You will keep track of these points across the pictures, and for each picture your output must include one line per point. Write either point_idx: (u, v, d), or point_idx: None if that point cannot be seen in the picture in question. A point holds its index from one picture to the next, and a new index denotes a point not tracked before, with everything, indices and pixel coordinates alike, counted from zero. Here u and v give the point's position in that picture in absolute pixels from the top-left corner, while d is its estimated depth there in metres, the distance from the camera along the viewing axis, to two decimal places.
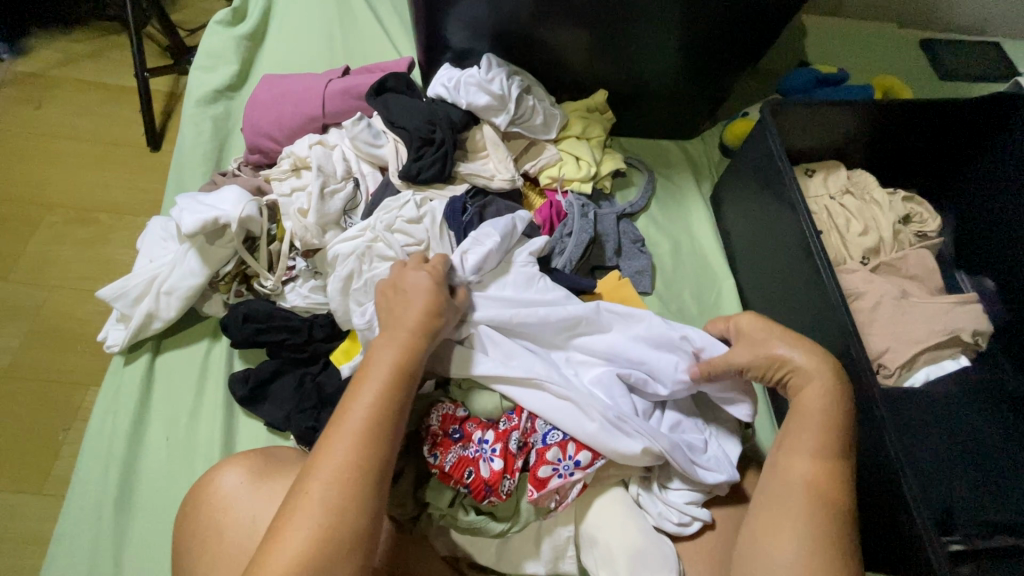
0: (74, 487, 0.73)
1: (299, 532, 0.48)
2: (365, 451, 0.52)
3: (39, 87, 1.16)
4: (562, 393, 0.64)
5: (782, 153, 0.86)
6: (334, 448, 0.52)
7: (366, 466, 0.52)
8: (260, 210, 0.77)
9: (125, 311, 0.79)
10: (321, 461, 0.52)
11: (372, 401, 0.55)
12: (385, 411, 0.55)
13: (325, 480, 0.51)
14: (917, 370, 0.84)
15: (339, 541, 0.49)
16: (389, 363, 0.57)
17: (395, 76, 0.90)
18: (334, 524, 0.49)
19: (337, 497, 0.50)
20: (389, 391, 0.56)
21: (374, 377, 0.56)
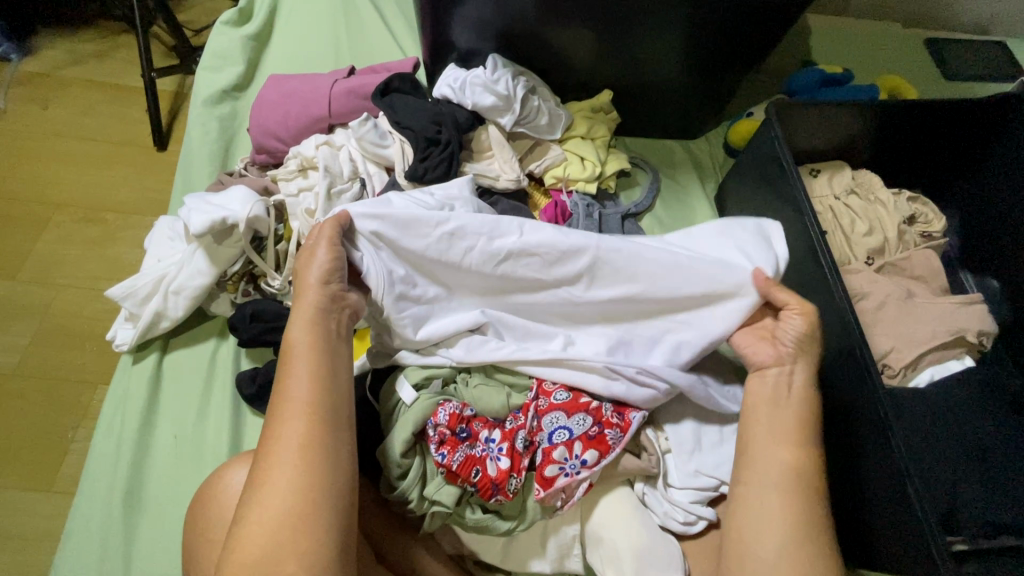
0: (84, 485, 0.73)
1: (259, 519, 0.50)
2: (311, 433, 0.54)
3: (46, 87, 1.17)
4: (582, 363, 0.67)
5: (787, 154, 0.86)
6: (280, 435, 0.54)
7: (315, 446, 0.53)
8: (267, 210, 0.78)
9: (134, 310, 0.79)
10: (271, 449, 0.54)
11: (309, 378, 0.57)
12: (322, 391, 0.56)
13: (279, 466, 0.52)
14: (922, 370, 0.84)
15: (301, 520, 0.50)
16: (313, 345, 0.59)
17: (400, 77, 0.91)
18: (293, 504, 0.51)
19: (293, 479, 0.51)
20: (323, 371, 0.57)
21: (301, 361, 0.58)
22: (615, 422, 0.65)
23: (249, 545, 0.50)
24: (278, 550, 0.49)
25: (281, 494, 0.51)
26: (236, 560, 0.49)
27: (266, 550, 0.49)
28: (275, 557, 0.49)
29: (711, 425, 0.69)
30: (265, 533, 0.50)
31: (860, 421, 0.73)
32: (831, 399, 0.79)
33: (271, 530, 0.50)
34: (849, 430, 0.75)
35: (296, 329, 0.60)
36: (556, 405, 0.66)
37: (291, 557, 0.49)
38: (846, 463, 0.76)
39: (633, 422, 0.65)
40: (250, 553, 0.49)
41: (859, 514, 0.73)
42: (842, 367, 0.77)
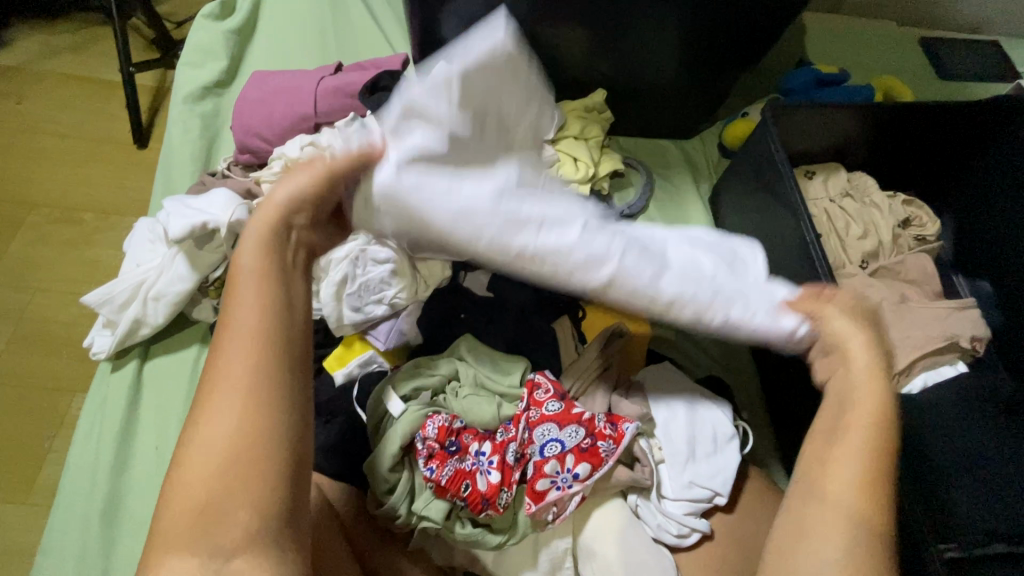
0: (61, 497, 0.71)
1: (203, 457, 0.44)
2: (254, 367, 0.46)
3: (20, 81, 1.13)
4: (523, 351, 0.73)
5: (783, 158, 0.86)
6: (227, 367, 0.46)
7: (261, 385, 0.45)
8: (251, 213, 0.75)
9: (111, 316, 0.76)
10: (213, 384, 0.46)
11: (254, 306, 0.48)
12: (273, 316, 0.48)
13: (222, 400, 0.45)
14: (915, 376, 0.83)
15: (248, 463, 0.43)
16: (265, 265, 0.50)
17: (388, 75, 0.88)
18: (234, 446, 0.44)
19: (239, 420, 0.44)
20: (275, 298, 0.49)
21: (247, 283, 0.49)
22: (608, 433, 0.63)
23: (190, 489, 0.43)
24: (222, 493, 0.42)
25: (220, 435, 0.44)
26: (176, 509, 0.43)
27: (212, 495, 0.42)
28: (224, 503, 0.42)
29: (706, 435, 0.67)
30: (208, 476, 0.43)
31: None
32: None
33: (205, 478, 0.43)
34: None
35: (249, 247, 0.50)
36: (548, 417, 0.64)
37: (242, 507, 0.42)
38: None
39: (626, 433, 0.63)
40: (192, 500, 0.43)
41: None
42: None
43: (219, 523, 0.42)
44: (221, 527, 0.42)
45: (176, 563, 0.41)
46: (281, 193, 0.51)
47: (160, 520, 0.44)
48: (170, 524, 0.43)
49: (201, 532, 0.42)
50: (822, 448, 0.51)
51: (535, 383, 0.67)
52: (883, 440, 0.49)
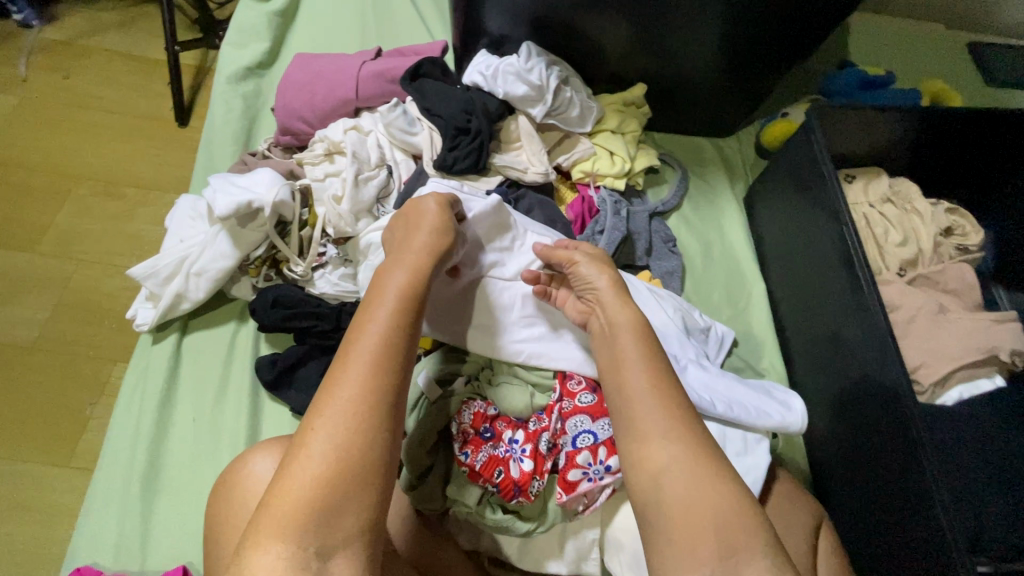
0: (103, 461, 0.73)
1: (320, 457, 0.45)
2: (376, 378, 0.49)
3: (68, 56, 1.15)
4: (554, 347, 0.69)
5: (827, 159, 0.84)
6: (352, 377, 0.49)
7: (384, 402, 0.49)
8: (293, 194, 0.76)
9: (155, 290, 0.78)
10: (338, 388, 0.48)
11: (385, 327, 0.52)
12: (402, 338, 0.52)
13: (347, 400, 0.48)
14: (951, 388, 0.82)
15: (364, 472, 0.46)
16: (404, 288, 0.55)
17: (430, 61, 0.88)
18: (356, 455, 0.46)
19: (361, 430, 0.47)
20: (408, 323, 0.53)
21: (391, 300, 0.54)
22: None
23: (306, 479, 0.45)
24: (337, 495, 0.45)
25: (341, 438, 0.46)
26: (284, 500, 0.44)
27: (328, 500, 0.44)
28: (337, 508, 0.44)
29: (735, 438, 0.69)
30: (324, 476, 0.45)
31: (887, 439, 0.73)
32: (858, 410, 0.78)
33: (322, 478, 0.45)
34: (876, 449, 0.75)
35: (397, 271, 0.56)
36: (581, 408, 0.65)
37: (353, 513, 0.45)
38: (873, 479, 0.75)
39: None
40: (307, 492, 0.44)
41: (884, 529, 0.73)
42: (868, 384, 0.76)
43: (330, 525, 0.44)
44: (332, 528, 0.44)
45: (278, 550, 0.42)
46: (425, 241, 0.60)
47: (270, 505, 0.44)
48: (283, 509, 0.44)
49: (312, 531, 0.43)
50: (633, 402, 0.52)
51: (567, 375, 0.68)
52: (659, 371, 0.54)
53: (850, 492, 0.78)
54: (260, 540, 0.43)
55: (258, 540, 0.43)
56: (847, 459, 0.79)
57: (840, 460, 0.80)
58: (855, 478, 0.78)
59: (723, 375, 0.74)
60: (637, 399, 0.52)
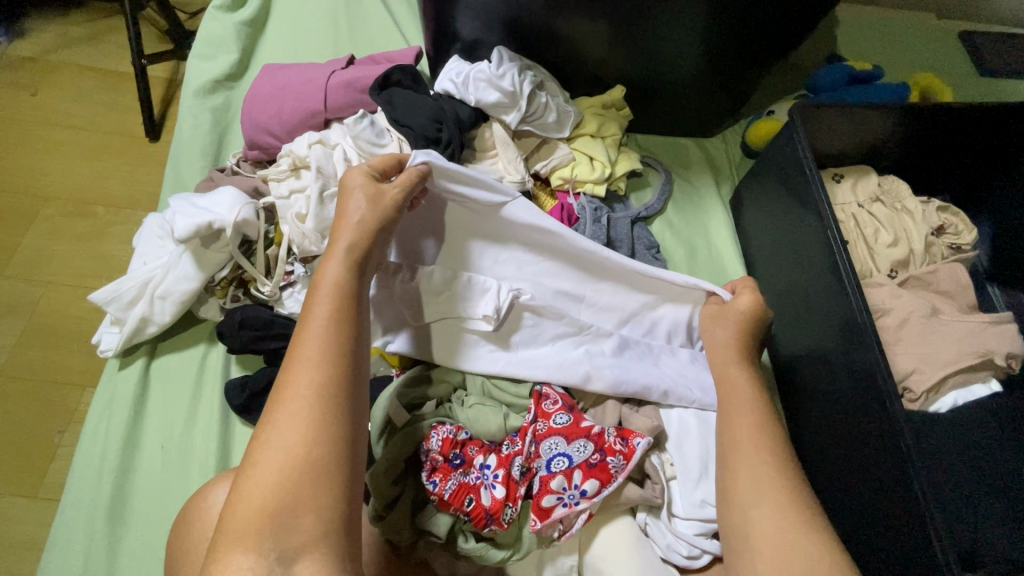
0: (69, 491, 0.71)
1: (274, 460, 0.46)
2: (321, 372, 0.49)
3: (35, 73, 1.12)
4: (534, 363, 0.68)
5: (810, 160, 0.81)
6: (297, 377, 0.49)
7: (329, 392, 0.49)
8: (257, 212, 0.74)
9: (118, 315, 0.75)
10: (285, 391, 0.49)
11: (324, 320, 0.52)
12: (343, 326, 0.52)
13: (291, 399, 0.48)
14: (944, 394, 0.78)
15: (314, 472, 0.46)
16: (341, 277, 0.55)
17: (399, 70, 0.86)
18: (308, 452, 0.46)
19: (311, 428, 0.47)
20: (347, 312, 0.53)
21: (326, 292, 0.54)
22: (618, 449, 0.61)
23: (259, 484, 0.45)
24: (291, 497, 0.45)
25: (291, 438, 0.47)
26: (243, 507, 0.45)
27: (283, 502, 0.44)
28: (292, 510, 0.44)
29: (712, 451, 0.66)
30: (279, 479, 0.45)
31: (876, 451, 0.70)
32: (846, 420, 0.75)
33: (276, 479, 0.45)
34: (865, 460, 0.72)
35: (332, 264, 0.56)
36: (556, 430, 0.62)
37: (309, 510, 0.45)
38: (863, 492, 0.72)
39: (638, 449, 0.61)
40: (259, 501, 0.45)
41: (876, 545, 0.70)
42: (857, 393, 0.73)
43: (288, 527, 0.44)
44: (292, 529, 0.44)
45: (241, 560, 0.43)
46: (352, 223, 0.58)
47: (233, 515, 0.45)
48: (243, 516, 0.44)
49: (265, 541, 0.43)
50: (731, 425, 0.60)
51: (542, 394, 0.66)
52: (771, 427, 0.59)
53: (841, 505, 0.76)
54: (223, 550, 0.43)
55: (221, 549, 0.43)
56: (836, 469, 0.77)
57: (830, 471, 0.78)
58: (845, 489, 0.75)
59: (696, 363, 0.73)
60: (732, 424, 0.59)
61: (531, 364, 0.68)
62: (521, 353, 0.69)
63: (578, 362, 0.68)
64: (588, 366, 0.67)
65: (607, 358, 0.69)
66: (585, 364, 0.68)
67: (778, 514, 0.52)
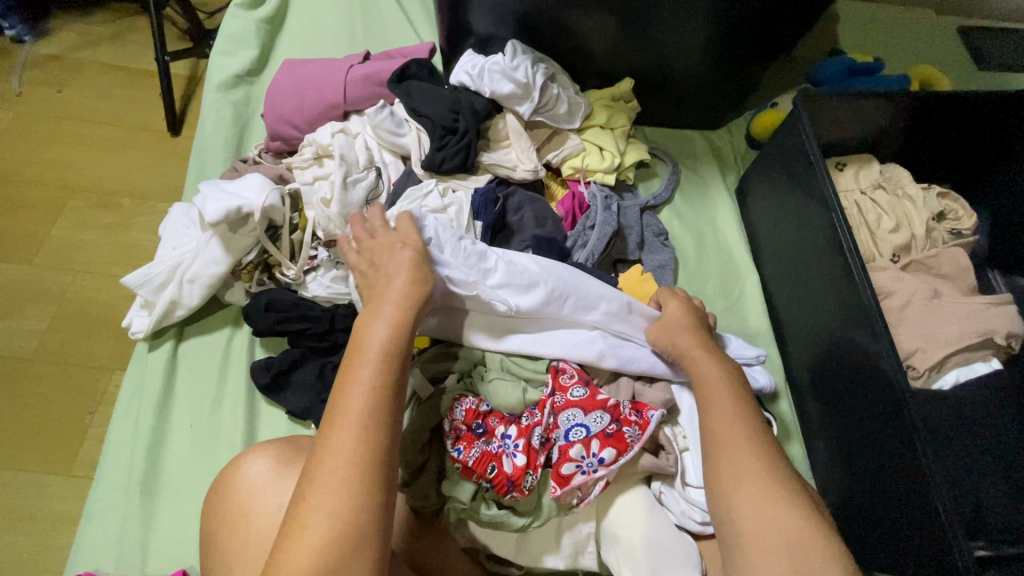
0: (102, 471, 0.74)
1: (315, 530, 0.47)
2: (365, 442, 0.50)
3: (59, 70, 1.16)
4: (549, 342, 0.70)
5: (815, 147, 0.84)
6: (339, 444, 0.50)
7: (374, 462, 0.50)
8: (283, 198, 0.77)
9: (149, 298, 0.79)
10: (328, 455, 0.50)
11: (370, 387, 0.53)
12: (388, 393, 0.53)
13: (333, 466, 0.49)
14: (947, 372, 0.81)
15: (354, 539, 0.47)
16: (388, 342, 0.56)
17: (417, 63, 0.89)
18: (347, 522, 0.48)
19: (351, 496, 0.48)
20: (393, 380, 0.54)
21: (373, 356, 0.55)
22: (633, 420, 0.64)
23: (301, 554, 0.46)
24: (335, 558, 0.46)
25: (331, 508, 0.48)
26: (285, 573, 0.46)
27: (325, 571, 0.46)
28: None
29: None
30: (320, 548, 0.46)
31: (880, 425, 0.73)
32: (852, 397, 0.78)
33: (318, 548, 0.46)
34: (871, 435, 0.74)
35: (377, 328, 0.57)
36: (574, 402, 0.65)
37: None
38: (868, 466, 0.75)
39: (651, 420, 0.64)
40: (301, 566, 0.46)
41: (882, 516, 0.72)
42: (862, 370, 0.76)
43: None
44: None
45: None
46: (399, 289, 0.60)
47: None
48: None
49: None
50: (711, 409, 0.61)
51: (559, 369, 0.69)
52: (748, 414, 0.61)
53: (847, 479, 0.78)
54: None
55: None
56: (846, 446, 0.78)
57: (837, 448, 0.80)
58: (851, 464, 0.77)
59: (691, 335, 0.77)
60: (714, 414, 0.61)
61: (547, 344, 0.70)
62: (534, 333, 0.71)
63: (591, 341, 0.70)
64: (601, 346, 0.70)
65: (616, 336, 0.72)
66: (597, 342, 0.70)
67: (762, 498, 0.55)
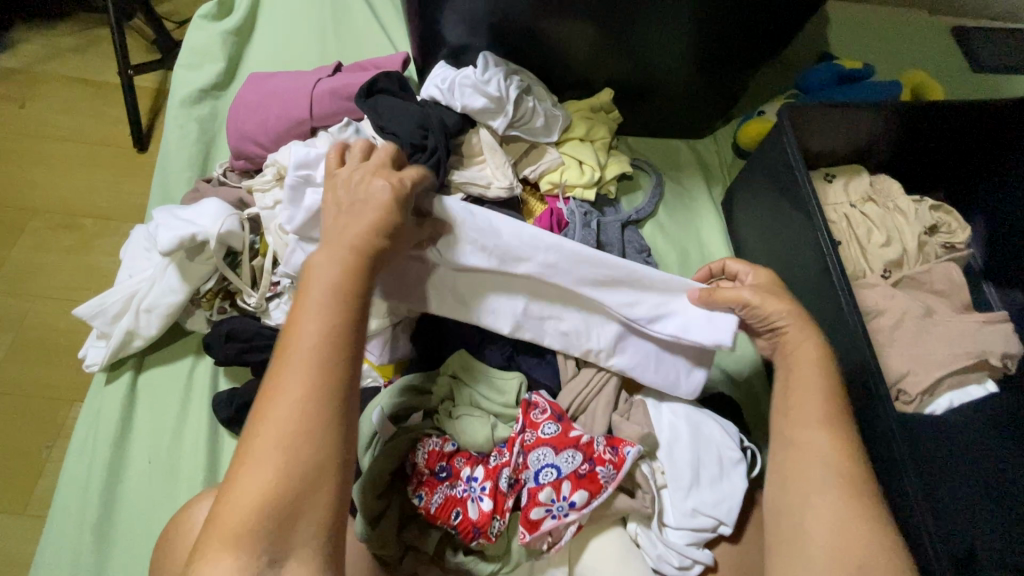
0: (55, 512, 0.70)
1: (257, 475, 0.44)
2: (313, 382, 0.47)
3: (22, 85, 1.12)
4: (496, 309, 0.68)
5: (798, 160, 0.81)
6: (285, 382, 0.47)
7: (320, 396, 0.47)
8: (242, 223, 0.73)
9: (104, 329, 0.75)
10: (272, 392, 0.47)
11: (318, 325, 0.49)
12: (339, 330, 0.49)
13: (277, 404, 0.46)
14: (939, 396, 0.79)
15: (298, 483, 0.45)
16: (336, 285, 0.51)
17: (386, 76, 0.85)
18: (292, 463, 0.45)
19: (296, 434, 0.45)
20: (341, 310, 0.50)
21: (320, 294, 0.50)
22: (608, 458, 0.60)
23: (243, 497, 0.44)
24: (277, 504, 0.44)
25: (274, 447, 0.45)
26: (223, 525, 0.43)
27: (267, 516, 0.43)
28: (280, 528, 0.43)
29: (706, 463, 0.64)
30: (263, 495, 0.44)
31: (869, 456, 0.69)
32: None
33: (259, 490, 0.44)
34: None
35: (325, 267, 0.52)
36: (545, 440, 0.61)
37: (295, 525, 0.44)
38: None
39: (628, 458, 0.60)
40: (240, 514, 0.43)
41: None
42: (851, 398, 0.72)
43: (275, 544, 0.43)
44: (283, 540, 0.44)
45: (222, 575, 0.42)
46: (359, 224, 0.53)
47: (211, 531, 0.43)
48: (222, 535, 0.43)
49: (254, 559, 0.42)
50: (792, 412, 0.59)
51: (531, 404, 0.65)
52: (835, 424, 0.57)
53: None
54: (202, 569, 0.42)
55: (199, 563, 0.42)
56: None
57: None
58: None
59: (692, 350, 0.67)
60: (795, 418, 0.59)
61: (493, 308, 0.68)
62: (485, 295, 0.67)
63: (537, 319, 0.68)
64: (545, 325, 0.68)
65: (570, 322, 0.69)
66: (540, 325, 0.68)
67: (831, 514, 0.53)
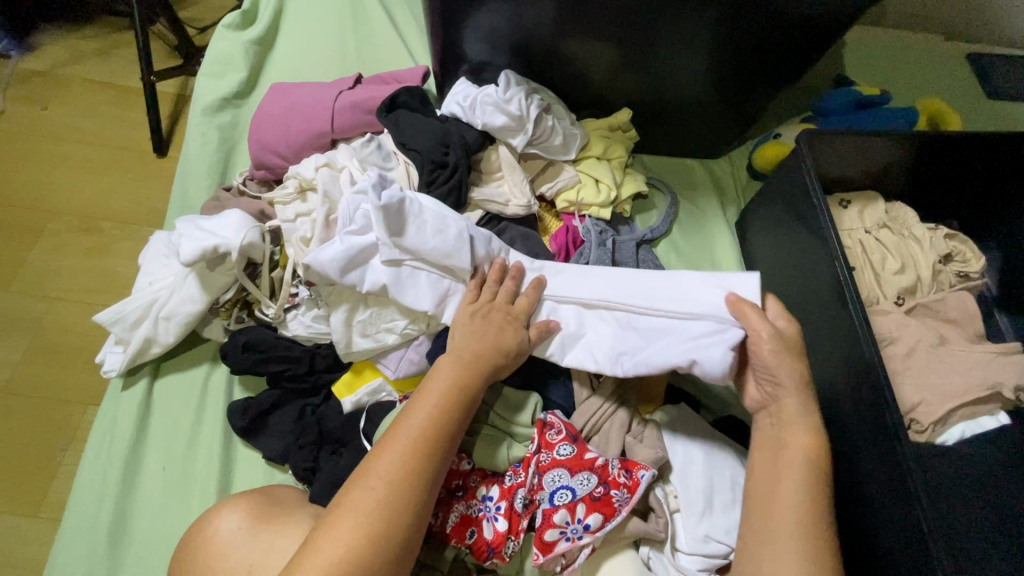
0: (69, 518, 0.71)
1: (347, 528, 0.51)
2: (415, 458, 0.55)
3: (43, 88, 1.13)
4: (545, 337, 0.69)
5: (816, 185, 0.81)
6: (390, 453, 0.55)
7: (416, 475, 0.54)
8: (263, 235, 0.74)
9: (122, 336, 0.76)
10: (377, 458, 0.55)
11: (431, 409, 0.58)
12: (447, 424, 0.58)
13: (380, 470, 0.54)
14: (952, 426, 0.77)
15: (378, 544, 0.51)
16: (455, 380, 0.60)
17: (407, 91, 0.86)
18: (376, 525, 0.52)
19: (387, 499, 0.53)
20: (455, 406, 0.59)
21: (441, 388, 0.59)
22: (622, 481, 0.60)
23: (332, 542, 0.51)
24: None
25: (367, 506, 0.52)
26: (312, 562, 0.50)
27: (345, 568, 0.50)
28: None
29: (717, 491, 0.64)
30: (347, 549, 0.50)
31: (879, 487, 0.69)
32: (850, 456, 0.74)
33: (345, 543, 0.51)
34: (871, 495, 0.70)
35: (447, 363, 0.61)
36: (560, 461, 0.61)
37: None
38: (867, 529, 0.71)
39: (642, 482, 0.60)
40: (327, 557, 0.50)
41: None
42: (863, 428, 0.72)
43: None
44: None
45: None
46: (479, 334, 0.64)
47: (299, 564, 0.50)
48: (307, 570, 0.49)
49: None
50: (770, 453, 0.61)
51: (546, 424, 0.64)
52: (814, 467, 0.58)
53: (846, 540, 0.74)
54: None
55: None
56: (845, 503, 0.74)
57: (837, 505, 0.75)
58: (846, 524, 0.74)
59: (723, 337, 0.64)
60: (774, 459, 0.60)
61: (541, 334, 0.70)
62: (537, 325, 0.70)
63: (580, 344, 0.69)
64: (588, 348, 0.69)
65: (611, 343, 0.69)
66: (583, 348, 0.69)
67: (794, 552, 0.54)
